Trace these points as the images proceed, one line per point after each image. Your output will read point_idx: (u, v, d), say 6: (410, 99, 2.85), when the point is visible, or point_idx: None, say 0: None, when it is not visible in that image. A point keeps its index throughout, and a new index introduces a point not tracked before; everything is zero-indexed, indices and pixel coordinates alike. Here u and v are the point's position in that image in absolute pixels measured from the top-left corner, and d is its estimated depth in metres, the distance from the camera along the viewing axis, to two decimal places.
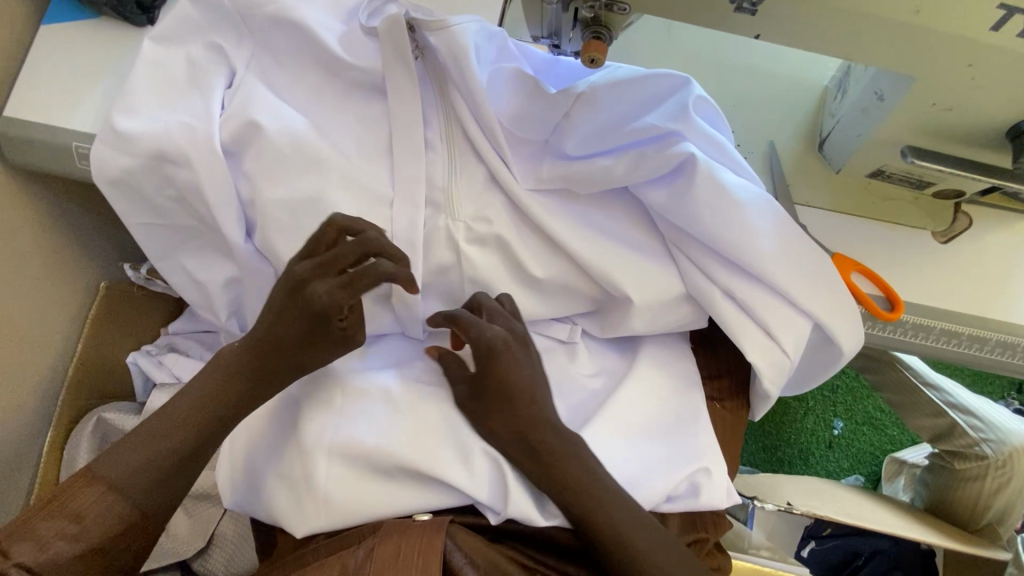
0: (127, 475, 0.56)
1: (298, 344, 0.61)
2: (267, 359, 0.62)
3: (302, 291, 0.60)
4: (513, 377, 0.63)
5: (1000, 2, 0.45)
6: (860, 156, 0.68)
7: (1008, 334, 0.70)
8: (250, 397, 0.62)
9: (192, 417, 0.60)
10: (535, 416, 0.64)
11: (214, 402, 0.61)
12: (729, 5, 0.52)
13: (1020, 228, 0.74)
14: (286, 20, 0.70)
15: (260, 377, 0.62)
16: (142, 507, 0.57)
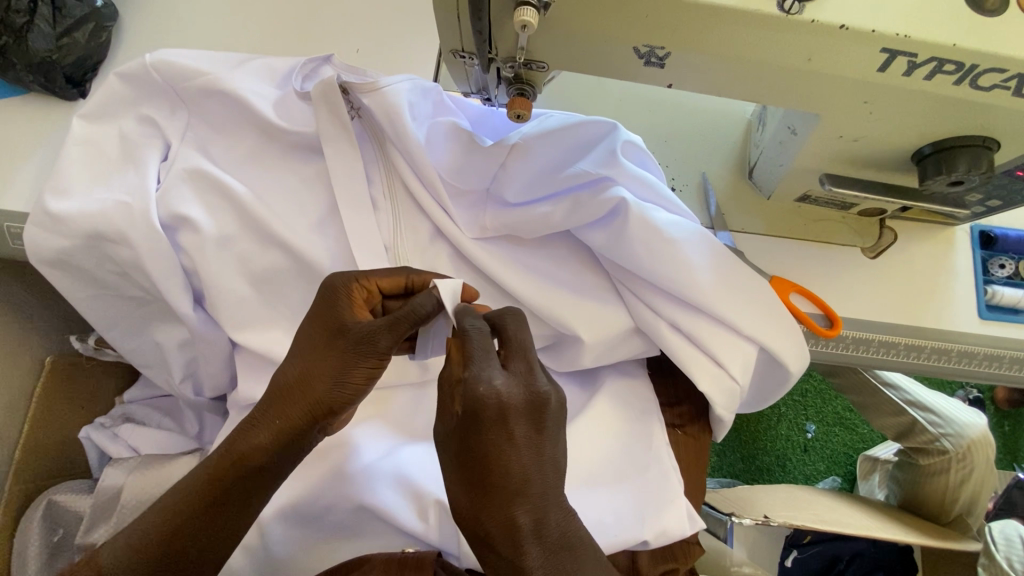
0: (115, 559, 0.52)
1: (322, 359, 0.54)
2: (279, 397, 0.54)
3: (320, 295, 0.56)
4: (495, 455, 0.46)
5: (882, 47, 0.47)
6: (785, 183, 0.72)
7: (939, 340, 0.74)
8: (259, 470, 0.53)
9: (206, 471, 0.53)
10: (509, 515, 0.47)
11: (231, 443, 0.54)
12: (638, 60, 0.54)
13: (942, 237, 0.79)
14: (218, 91, 0.71)
15: (271, 439, 0.53)
16: None
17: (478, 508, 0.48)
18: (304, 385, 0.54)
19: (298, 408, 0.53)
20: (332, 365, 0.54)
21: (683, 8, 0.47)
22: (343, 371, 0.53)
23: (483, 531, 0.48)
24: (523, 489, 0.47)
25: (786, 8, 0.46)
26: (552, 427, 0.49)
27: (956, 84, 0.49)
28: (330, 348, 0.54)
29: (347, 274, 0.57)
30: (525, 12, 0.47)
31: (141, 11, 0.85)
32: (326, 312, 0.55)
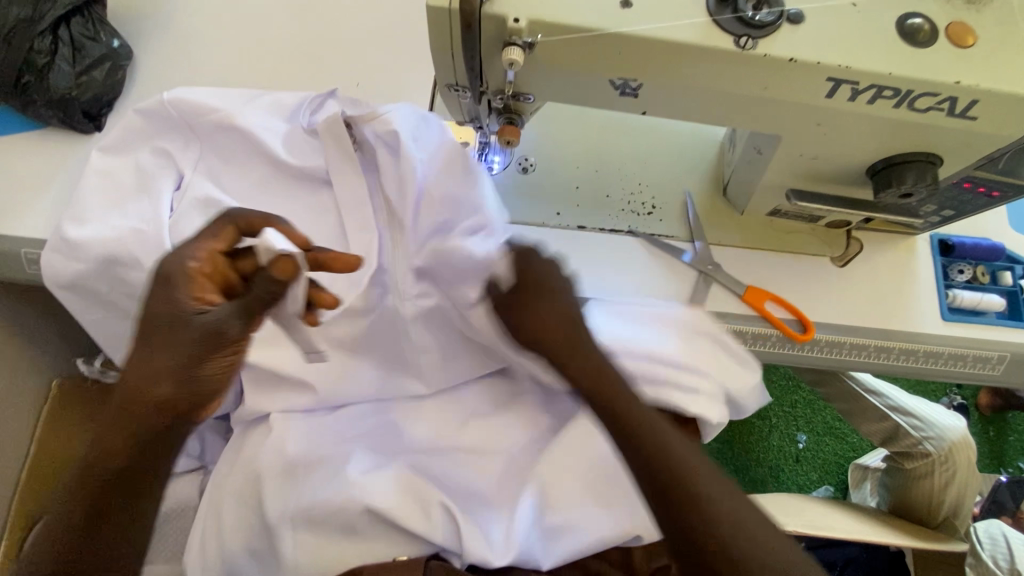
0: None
1: (174, 355, 0.52)
2: (127, 402, 0.52)
3: (162, 283, 0.53)
4: (550, 276, 0.62)
5: (827, 77, 0.53)
6: (756, 199, 0.78)
7: (906, 341, 0.80)
8: (127, 480, 0.52)
9: (78, 496, 0.52)
10: (553, 328, 0.60)
11: (101, 465, 0.52)
12: (615, 91, 0.59)
13: (906, 247, 0.84)
14: (230, 127, 0.76)
15: (134, 450, 0.52)
16: None
17: (568, 346, 0.60)
18: (158, 390, 0.52)
19: (149, 418, 0.52)
20: (178, 365, 0.52)
21: (650, 46, 0.53)
22: (187, 368, 0.52)
23: (561, 357, 0.60)
24: (552, 292, 0.61)
25: (741, 44, 0.52)
26: (538, 295, 0.61)
27: (896, 107, 0.55)
28: (195, 343, 0.52)
29: (188, 254, 0.53)
30: (512, 51, 0.53)
31: (154, 50, 0.91)
32: (173, 312, 0.52)
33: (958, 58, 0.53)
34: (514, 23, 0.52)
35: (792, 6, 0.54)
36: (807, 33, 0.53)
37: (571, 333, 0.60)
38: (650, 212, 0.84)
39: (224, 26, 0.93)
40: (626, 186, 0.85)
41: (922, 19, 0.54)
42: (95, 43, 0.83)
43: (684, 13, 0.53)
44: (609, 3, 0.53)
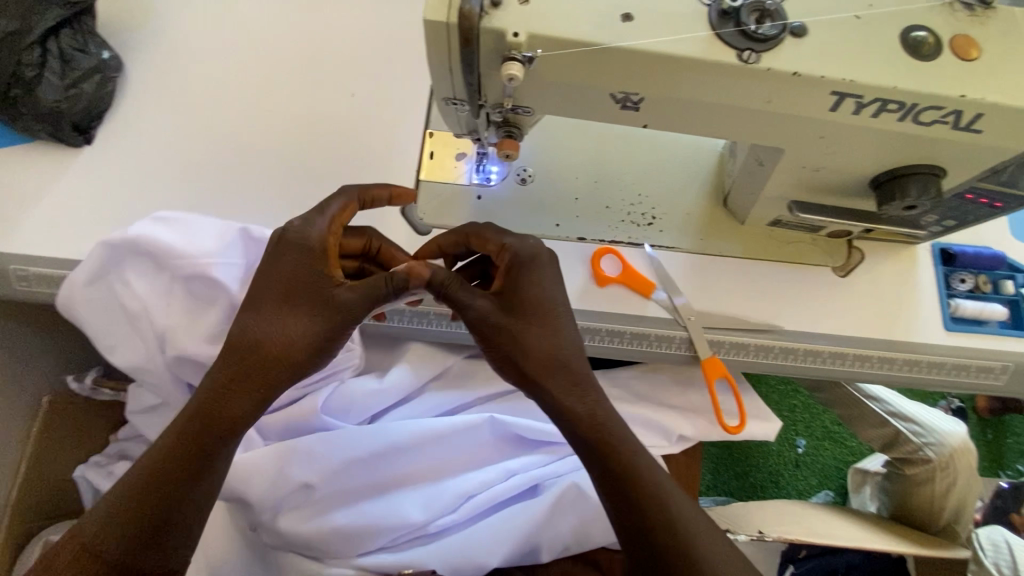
0: (95, 533, 0.58)
1: (305, 297, 0.60)
2: (269, 354, 0.59)
3: (289, 236, 0.61)
4: (539, 292, 0.62)
5: (831, 90, 0.52)
6: (757, 209, 0.77)
7: (909, 352, 0.79)
8: (230, 433, 0.60)
9: (183, 437, 0.59)
10: (528, 348, 0.61)
11: (199, 415, 0.59)
12: (615, 105, 0.58)
13: (908, 255, 0.84)
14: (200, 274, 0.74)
15: (236, 411, 0.60)
16: (93, 547, 0.58)
17: (549, 344, 0.61)
18: (264, 351, 0.59)
19: (272, 367, 0.59)
20: (282, 334, 0.60)
21: (652, 60, 0.52)
22: (326, 337, 0.60)
23: (543, 365, 0.60)
24: (560, 323, 0.62)
25: (744, 58, 0.51)
26: (526, 277, 0.63)
27: (900, 121, 0.55)
28: (303, 309, 0.60)
29: (317, 231, 0.61)
30: (512, 66, 0.52)
31: (143, 59, 0.89)
32: (296, 273, 0.60)
33: (963, 71, 0.53)
34: (513, 37, 0.51)
35: (796, 19, 0.53)
36: (811, 47, 0.52)
37: (546, 308, 0.62)
38: (650, 223, 0.84)
39: (215, 35, 0.92)
40: (626, 197, 0.84)
41: (926, 32, 0.53)
42: (84, 55, 0.81)
43: (686, 26, 0.52)
44: (610, 17, 0.52)
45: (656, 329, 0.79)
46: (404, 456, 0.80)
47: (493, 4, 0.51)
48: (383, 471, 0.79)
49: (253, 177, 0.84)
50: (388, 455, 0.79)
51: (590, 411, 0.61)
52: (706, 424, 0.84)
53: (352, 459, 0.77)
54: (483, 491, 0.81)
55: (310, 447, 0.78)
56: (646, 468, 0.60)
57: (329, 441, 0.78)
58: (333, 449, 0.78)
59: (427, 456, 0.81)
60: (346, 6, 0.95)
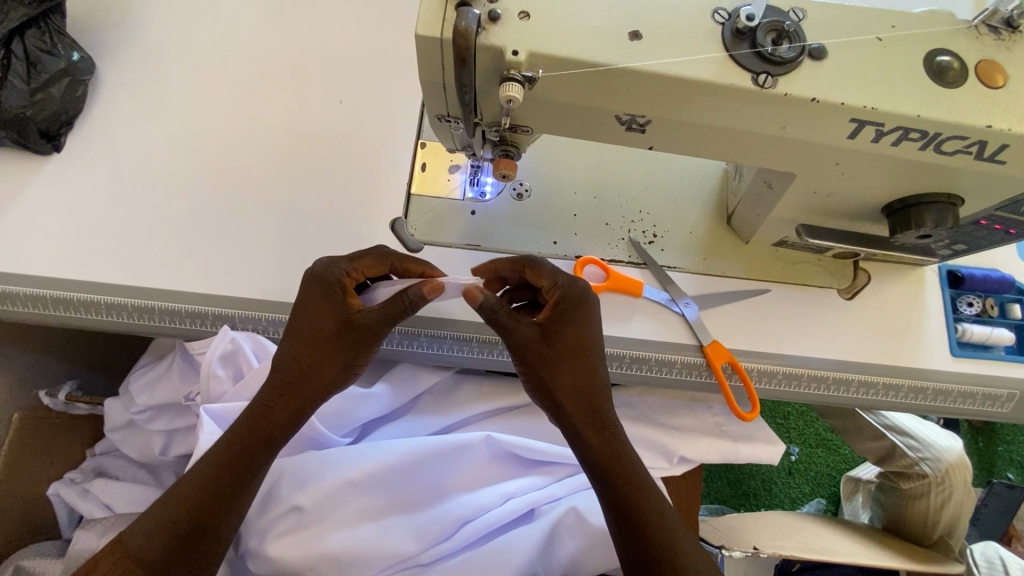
0: (141, 543, 0.57)
1: (332, 331, 0.64)
2: (313, 385, 0.65)
3: (315, 272, 0.65)
4: (573, 337, 0.63)
5: (850, 118, 0.49)
6: (762, 230, 0.74)
7: (915, 378, 0.77)
8: (271, 443, 0.64)
9: (236, 453, 0.62)
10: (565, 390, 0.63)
11: (250, 433, 0.63)
12: (620, 126, 0.55)
13: (914, 276, 0.81)
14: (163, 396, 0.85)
15: (277, 423, 0.64)
16: (142, 553, 0.57)
17: (577, 380, 0.63)
18: (296, 374, 0.64)
19: (311, 386, 0.65)
20: (316, 359, 0.65)
21: (661, 82, 0.48)
22: (351, 359, 0.65)
23: (576, 397, 0.63)
24: (588, 364, 0.64)
25: (759, 82, 0.48)
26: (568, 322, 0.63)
27: (921, 149, 0.52)
28: (334, 338, 0.65)
29: (339, 268, 0.65)
30: (511, 87, 0.48)
31: (118, 61, 0.84)
32: (322, 309, 0.65)
33: (989, 99, 0.49)
34: (513, 56, 0.47)
35: (814, 40, 0.50)
36: (829, 71, 0.49)
37: (575, 348, 0.63)
38: (651, 241, 0.80)
39: (195, 36, 0.87)
40: (626, 213, 0.81)
41: (950, 57, 0.50)
42: (52, 57, 0.75)
43: (699, 47, 0.48)
44: (617, 35, 0.48)
45: (656, 353, 0.75)
46: (401, 476, 0.76)
47: (491, 19, 0.48)
48: (378, 494, 0.75)
49: (234, 188, 0.80)
50: (382, 476, 0.75)
51: (606, 440, 0.63)
52: (706, 448, 0.81)
53: (344, 479, 0.73)
54: (481, 516, 0.76)
55: (303, 466, 0.75)
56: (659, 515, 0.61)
57: (323, 458, 0.75)
58: (326, 469, 0.74)
59: (423, 477, 0.77)
60: (334, 7, 0.90)
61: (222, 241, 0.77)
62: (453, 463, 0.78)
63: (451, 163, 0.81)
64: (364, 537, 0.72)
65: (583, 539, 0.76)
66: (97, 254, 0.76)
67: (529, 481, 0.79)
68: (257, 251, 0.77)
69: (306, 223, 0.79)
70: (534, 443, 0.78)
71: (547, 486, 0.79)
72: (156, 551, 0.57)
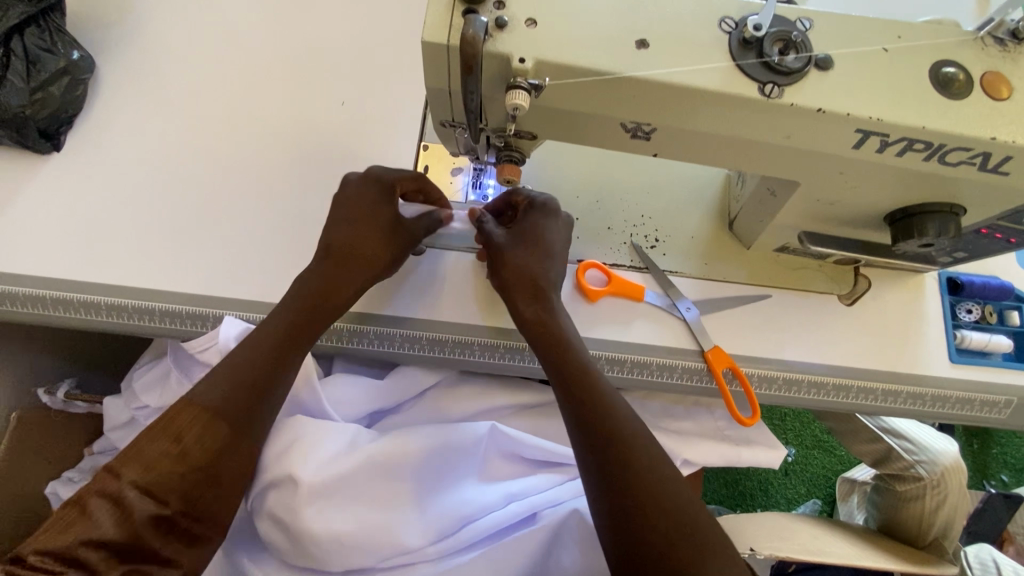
0: (220, 398, 0.61)
1: (385, 221, 0.71)
2: (366, 270, 0.70)
3: (360, 176, 0.71)
4: (542, 236, 0.71)
5: (856, 128, 0.49)
6: (764, 236, 0.74)
7: (914, 385, 0.77)
8: (324, 318, 0.69)
9: (289, 329, 0.67)
10: (526, 286, 0.69)
11: (303, 310, 0.68)
12: (625, 134, 0.54)
13: (913, 282, 0.82)
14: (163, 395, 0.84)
15: (331, 307, 0.69)
16: (215, 411, 0.60)
17: (535, 279, 0.69)
18: (325, 287, 0.68)
19: (364, 268, 0.70)
20: (355, 264, 0.69)
21: (667, 91, 0.48)
22: (389, 263, 0.71)
23: (535, 294, 0.68)
24: (551, 263, 0.70)
25: (766, 92, 0.48)
26: (536, 223, 0.71)
27: (925, 160, 0.52)
28: (389, 230, 0.71)
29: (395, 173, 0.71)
30: (517, 94, 0.47)
31: (118, 61, 0.84)
32: (373, 205, 0.70)
33: (994, 110, 0.49)
34: (519, 63, 0.47)
35: (821, 50, 0.50)
36: (835, 81, 0.49)
37: (537, 250, 0.70)
38: (653, 246, 0.80)
39: (196, 35, 0.86)
40: (628, 218, 0.81)
41: (955, 68, 0.50)
42: (51, 56, 0.75)
43: (706, 56, 0.48)
44: (624, 43, 0.48)
45: (657, 358, 0.75)
46: (417, 469, 0.74)
47: (498, 26, 0.47)
48: (393, 485, 0.74)
49: (235, 189, 0.79)
50: (399, 468, 0.74)
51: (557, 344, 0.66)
52: (708, 451, 0.81)
53: (331, 477, 0.71)
54: (482, 517, 0.76)
55: (324, 439, 0.73)
56: (650, 458, 0.59)
57: (305, 450, 0.71)
58: (307, 465, 0.71)
59: (415, 474, 0.75)
60: (336, 7, 0.89)
61: (223, 241, 0.77)
62: (449, 461, 0.76)
63: (454, 167, 0.81)
64: (357, 536, 0.70)
65: (583, 543, 0.76)
66: (96, 254, 0.75)
67: (530, 483, 0.80)
68: (258, 252, 0.77)
69: (307, 224, 0.78)
70: (536, 441, 0.80)
71: (547, 489, 0.80)
72: (230, 406, 0.61)
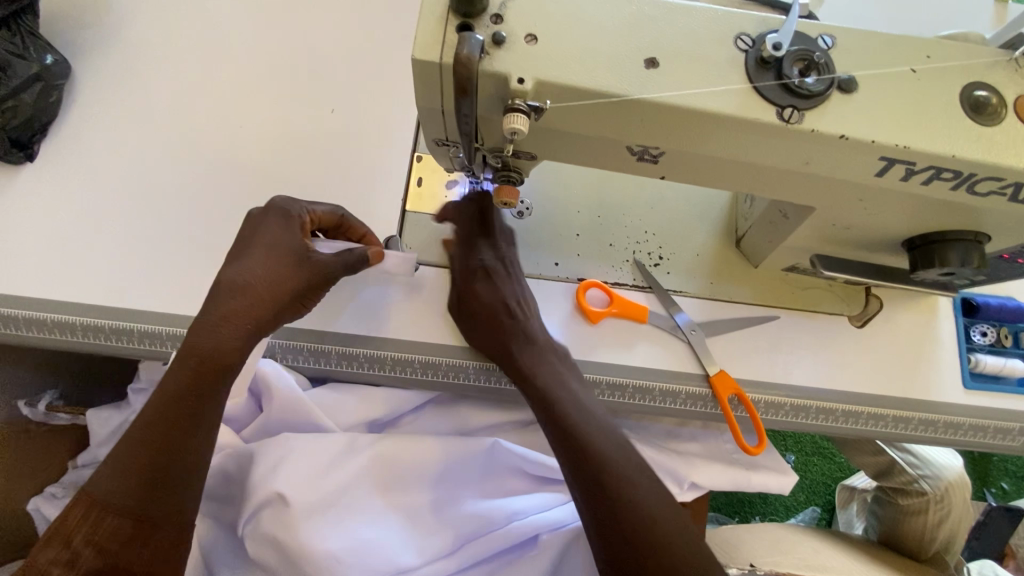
0: (105, 490, 0.55)
1: (288, 260, 0.63)
2: (276, 302, 0.62)
3: (265, 210, 0.66)
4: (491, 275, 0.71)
5: (880, 156, 0.46)
6: (773, 257, 0.71)
7: (926, 411, 0.74)
8: (221, 366, 0.59)
9: (186, 378, 0.58)
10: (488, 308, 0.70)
11: (197, 354, 0.58)
12: (631, 156, 0.51)
13: (927, 303, 0.79)
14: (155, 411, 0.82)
15: (227, 344, 0.59)
16: (104, 504, 0.54)
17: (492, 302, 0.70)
18: (224, 326, 0.60)
19: (272, 304, 0.62)
20: (260, 303, 0.61)
21: (678, 115, 0.45)
22: (303, 294, 0.64)
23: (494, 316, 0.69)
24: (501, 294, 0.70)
25: (784, 117, 0.45)
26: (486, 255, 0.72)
27: (952, 190, 0.48)
28: (291, 266, 0.63)
29: (299, 205, 0.67)
30: (516, 118, 0.44)
31: (97, 64, 0.79)
32: (280, 236, 0.64)
33: None
34: (518, 84, 0.44)
35: (844, 70, 0.46)
36: (859, 105, 0.45)
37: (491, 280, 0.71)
38: (657, 264, 0.77)
39: (179, 37, 0.82)
40: (631, 234, 0.78)
41: (987, 91, 0.47)
42: (23, 61, 0.71)
43: (720, 77, 0.45)
44: (632, 62, 0.44)
45: (661, 383, 0.72)
46: (419, 473, 0.71)
47: (496, 42, 0.44)
48: (390, 496, 0.71)
49: (219, 202, 0.75)
50: (399, 474, 0.71)
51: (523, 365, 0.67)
52: (711, 474, 0.78)
53: (325, 493, 0.67)
54: (483, 534, 0.71)
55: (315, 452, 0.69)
56: (630, 487, 0.58)
57: (298, 461, 0.68)
58: (300, 478, 0.67)
59: (416, 491, 0.71)
60: (327, 8, 0.85)
61: (206, 257, 0.73)
62: (449, 477, 0.72)
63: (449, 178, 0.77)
64: (351, 554, 0.65)
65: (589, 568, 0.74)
66: (73, 270, 0.71)
67: (535, 500, 0.74)
68: None
69: None
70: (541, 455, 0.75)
71: (551, 509, 0.74)
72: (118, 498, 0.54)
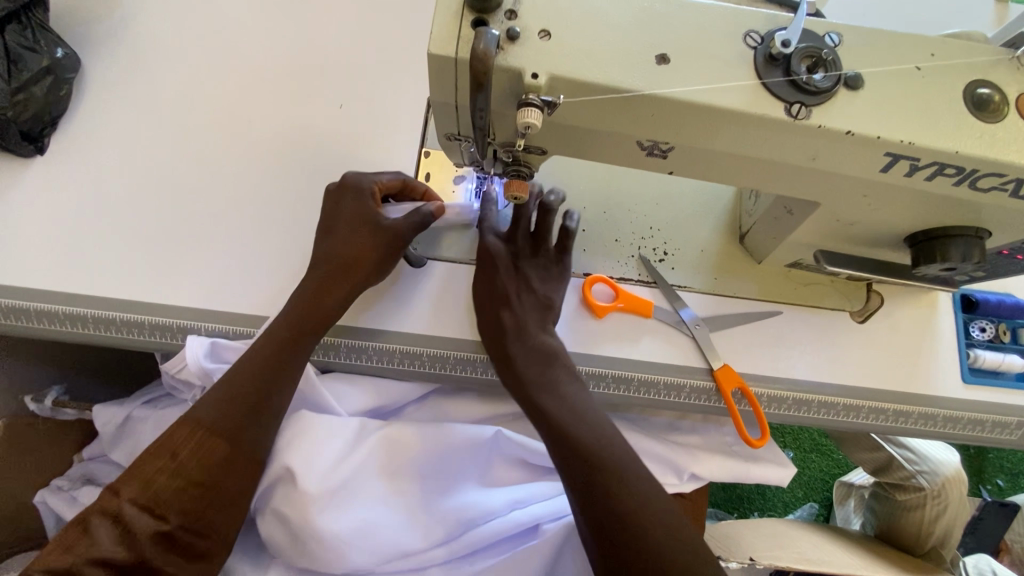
0: (213, 412, 0.63)
1: (368, 228, 0.69)
2: (363, 268, 0.69)
3: (341, 183, 0.72)
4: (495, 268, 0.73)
5: (885, 152, 0.47)
6: (777, 252, 0.72)
7: (925, 406, 0.75)
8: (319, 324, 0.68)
9: (287, 332, 0.67)
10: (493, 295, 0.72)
11: (298, 314, 0.68)
12: (641, 151, 0.52)
13: (926, 298, 0.80)
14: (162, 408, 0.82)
15: (323, 310, 0.68)
16: (216, 426, 0.62)
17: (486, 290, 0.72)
18: (319, 286, 0.69)
19: (356, 270, 0.69)
20: (350, 265, 0.69)
21: (689, 110, 0.46)
22: (382, 255, 0.69)
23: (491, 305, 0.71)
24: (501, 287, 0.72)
25: (792, 113, 0.45)
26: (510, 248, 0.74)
27: (956, 185, 0.49)
28: (370, 233, 0.70)
29: (368, 177, 0.71)
30: (530, 112, 0.44)
31: (106, 58, 0.80)
32: (359, 207, 0.70)
33: None
34: (531, 79, 0.44)
35: (850, 67, 0.47)
36: (864, 102, 0.46)
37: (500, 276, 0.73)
38: (662, 259, 0.78)
39: (187, 32, 0.82)
40: (637, 230, 0.79)
41: (990, 89, 0.47)
42: (33, 54, 0.71)
43: (730, 73, 0.46)
44: (643, 58, 0.45)
45: (665, 377, 0.73)
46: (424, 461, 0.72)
47: (510, 38, 0.45)
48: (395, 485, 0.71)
49: (228, 195, 0.76)
50: (406, 463, 0.71)
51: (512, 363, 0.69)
52: (713, 467, 0.79)
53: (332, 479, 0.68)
54: (483, 523, 0.72)
55: (327, 431, 0.70)
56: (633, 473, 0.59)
57: (308, 447, 0.68)
58: (308, 463, 0.67)
59: (419, 479, 0.72)
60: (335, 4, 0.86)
61: (215, 250, 0.74)
62: (450, 466, 0.73)
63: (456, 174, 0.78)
64: (357, 538, 0.66)
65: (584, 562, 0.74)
66: (84, 262, 0.72)
67: (535, 490, 0.75)
68: (252, 262, 0.74)
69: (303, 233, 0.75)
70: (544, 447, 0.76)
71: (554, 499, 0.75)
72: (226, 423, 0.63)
